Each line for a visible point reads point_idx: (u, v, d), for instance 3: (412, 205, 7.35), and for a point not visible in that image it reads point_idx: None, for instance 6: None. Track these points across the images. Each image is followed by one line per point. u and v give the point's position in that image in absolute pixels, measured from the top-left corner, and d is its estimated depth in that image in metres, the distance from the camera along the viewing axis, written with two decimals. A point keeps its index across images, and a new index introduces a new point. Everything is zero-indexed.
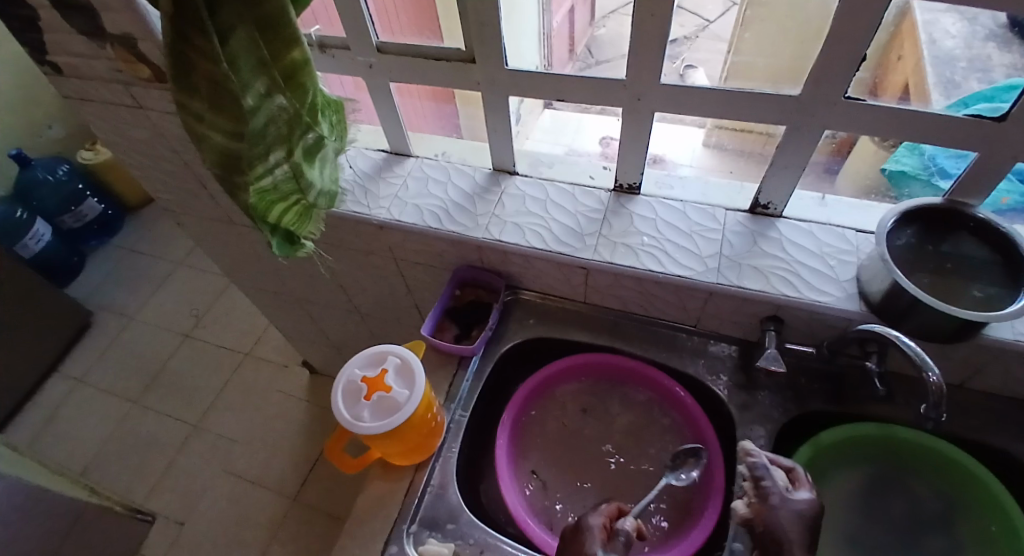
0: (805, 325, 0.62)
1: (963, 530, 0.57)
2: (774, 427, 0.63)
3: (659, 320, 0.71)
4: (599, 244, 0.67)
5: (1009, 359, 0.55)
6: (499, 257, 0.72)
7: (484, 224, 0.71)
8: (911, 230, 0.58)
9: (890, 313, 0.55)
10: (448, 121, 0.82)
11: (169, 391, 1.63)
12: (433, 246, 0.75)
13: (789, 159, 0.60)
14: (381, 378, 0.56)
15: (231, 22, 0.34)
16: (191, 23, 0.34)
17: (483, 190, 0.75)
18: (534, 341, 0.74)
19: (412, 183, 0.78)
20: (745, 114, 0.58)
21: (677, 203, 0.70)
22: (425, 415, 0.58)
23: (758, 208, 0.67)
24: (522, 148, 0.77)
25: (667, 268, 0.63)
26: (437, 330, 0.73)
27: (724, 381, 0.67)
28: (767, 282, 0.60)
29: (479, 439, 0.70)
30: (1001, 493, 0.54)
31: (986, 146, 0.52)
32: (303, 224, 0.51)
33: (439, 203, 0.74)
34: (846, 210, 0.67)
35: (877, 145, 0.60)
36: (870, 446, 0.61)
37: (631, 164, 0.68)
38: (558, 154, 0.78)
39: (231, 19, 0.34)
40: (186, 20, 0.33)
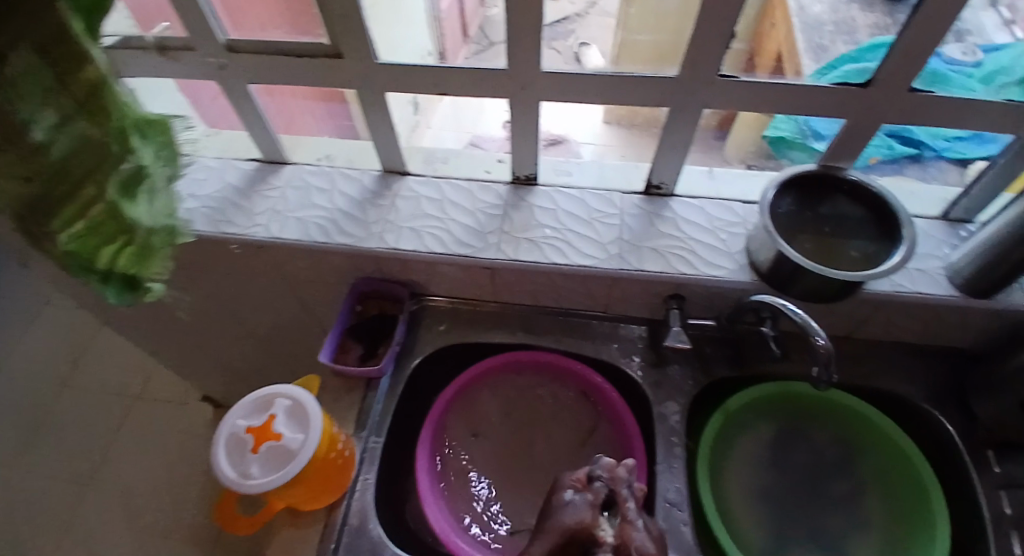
0: (704, 299, 0.63)
1: (862, 469, 0.62)
2: (687, 401, 0.64)
3: (570, 311, 0.70)
4: (502, 241, 0.64)
5: (883, 307, 0.59)
6: (397, 264, 0.67)
7: (378, 232, 0.65)
8: (791, 197, 0.60)
9: (779, 279, 0.57)
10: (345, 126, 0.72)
11: (47, 449, 1.41)
12: (323, 260, 0.68)
13: (675, 138, 0.60)
14: (268, 425, 0.51)
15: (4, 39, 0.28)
16: None
17: (372, 195, 0.69)
18: (447, 349, 0.71)
19: (292, 193, 0.71)
20: (631, 97, 0.57)
21: (575, 191, 0.69)
22: (328, 454, 0.53)
23: (653, 188, 0.68)
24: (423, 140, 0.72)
25: (571, 259, 0.62)
26: (340, 352, 0.67)
27: (637, 362, 0.67)
28: (667, 263, 0.61)
29: (397, 462, 0.66)
30: (890, 431, 0.60)
31: (849, 112, 0.55)
32: (145, 266, 0.44)
33: (325, 213, 0.68)
34: (732, 182, 0.69)
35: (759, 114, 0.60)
36: (775, 404, 0.64)
37: (526, 155, 0.66)
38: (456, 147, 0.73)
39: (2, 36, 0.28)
40: None
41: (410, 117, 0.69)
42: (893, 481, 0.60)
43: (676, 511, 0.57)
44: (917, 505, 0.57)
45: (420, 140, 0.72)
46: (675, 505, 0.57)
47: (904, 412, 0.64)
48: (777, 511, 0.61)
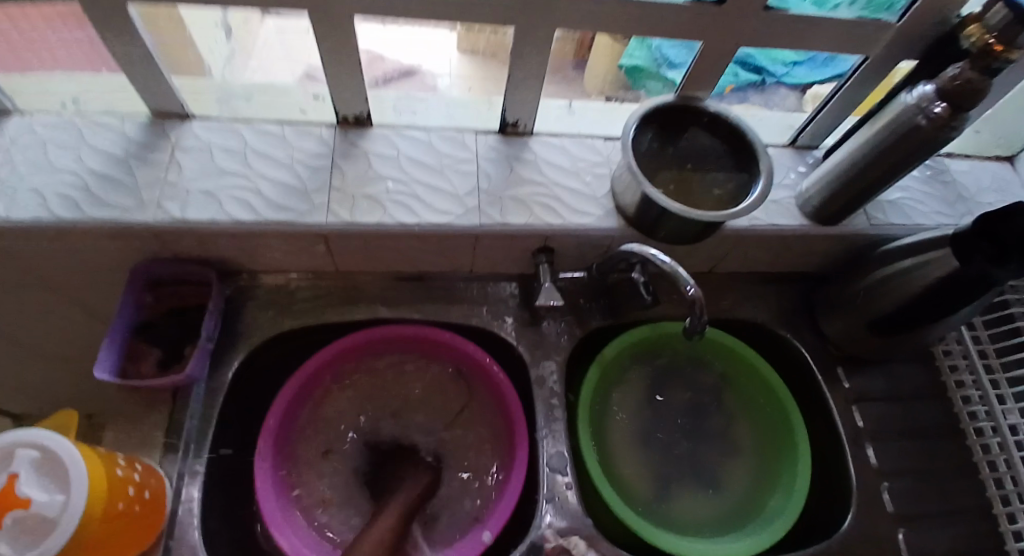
0: (575, 251, 0.58)
1: (730, 399, 0.64)
2: (564, 359, 0.60)
3: (431, 275, 0.61)
4: (333, 200, 0.51)
5: (744, 242, 0.58)
6: (195, 243, 0.51)
7: (154, 199, 0.48)
8: (650, 132, 0.55)
9: (646, 222, 0.53)
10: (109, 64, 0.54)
11: None
12: (90, 248, 0.50)
13: (528, 68, 0.51)
14: (9, 490, 0.35)
15: None
16: None
17: (142, 148, 0.51)
18: (284, 336, 0.58)
19: (20, 154, 0.50)
20: (467, 14, 0.45)
21: (420, 133, 0.57)
22: (113, 507, 0.39)
23: (509, 127, 0.58)
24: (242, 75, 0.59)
25: (421, 218, 0.52)
26: (130, 363, 0.51)
27: (510, 324, 0.61)
28: (531, 214, 0.54)
29: (234, 480, 0.54)
30: (751, 358, 0.61)
31: (708, 35, 0.49)
32: None
33: (74, 179, 0.49)
34: (592, 117, 0.62)
35: (613, 42, 0.56)
36: (650, 346, 0.63)
37: (349, 93, 0.52)
38: (282, 81, 0.59)
39: None
40: None
41: (223, 46, 0.56)
42: (758, 406, 0.62)
43: (559, 478, 0.53)
44: (779, 426, 0.60)
45: (240, 74, 0.59)
46: (558, 471, 0.54)
47: (762, 339, 0.67)
48: (658, 453, 0.60)
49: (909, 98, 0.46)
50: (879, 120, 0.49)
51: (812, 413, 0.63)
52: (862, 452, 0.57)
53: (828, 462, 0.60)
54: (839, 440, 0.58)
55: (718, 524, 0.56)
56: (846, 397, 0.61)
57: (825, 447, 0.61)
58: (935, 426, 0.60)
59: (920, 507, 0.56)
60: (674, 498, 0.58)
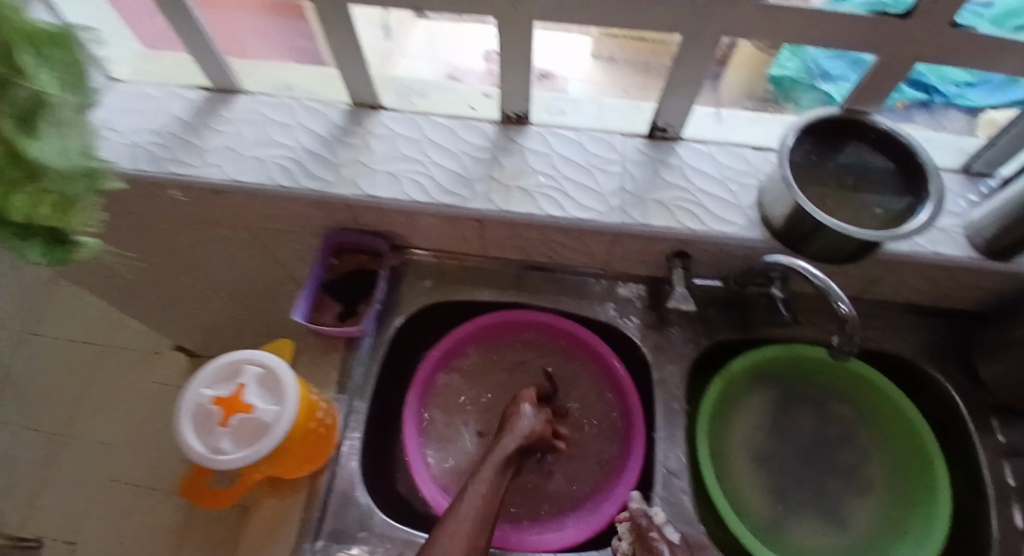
0: (712, 259, 0.59)
1: (862, 435, 0.61)
2: (687, 364, 0.61)
3: (564, 268, 0.65)
4: (491, 190, 0.57)
5: (898, 270, 0.56)
6: (374, 216, 0.59)
7: (350, 176, 0.57)
8: (808, 144, 0.54)
9: (794, 238, 0.53)
10: (311, 52, 0.64)
11: (9, 405, 1.32)
12: (291, 211, 0.60)
13: (686, 75, 0.53)
14: (238, 396, 0.45)
15: None
16: None
17: (342, 132, 0.61)
18: (431, 306, 0.65)
19: (249, 129, 0.61)
20: (639, 20, 0.48)
21: (571, 132, 0.61)
22: (306, 424, 0.49)
23: (658, 132, 0.61)
24: (396, 69, 0.64)
25: (569, 212, 0.56)
26: (315, 311, 0.61)
27: (635, 323, 0.64)
28: (673, 217, 0.56)
29: (383, 425, 0.63)
30: (888, 391, 0.59)
31: (888, 49, 0.48)
32: (66, 218, 0.38)
33: (289, 154, 0.59)
34: (743, 127, 0.62)
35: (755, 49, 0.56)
36: (774, 366, 0.62)
37: (516, 91, 0.57)
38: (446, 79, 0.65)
39: None
40: None
41: (382, 43, 0.60)
42: (897, 448, 0.59)
43: (675, 479, 0.55)
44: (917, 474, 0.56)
45: (396, 69, 0.64)
46: (675, 474, 0.56)
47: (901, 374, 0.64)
48: (778, 476, 0.59)
49: None
50: None
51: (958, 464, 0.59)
52: (1021, 516, 0.52)
53: (974, 520, 0.55)
54: (993, 496, 0.54)
55: None
56: (1004, 452, 0.56)
57: (973, 502, 0.56)
58: None
59: None
60: (793, 525, 0.57)
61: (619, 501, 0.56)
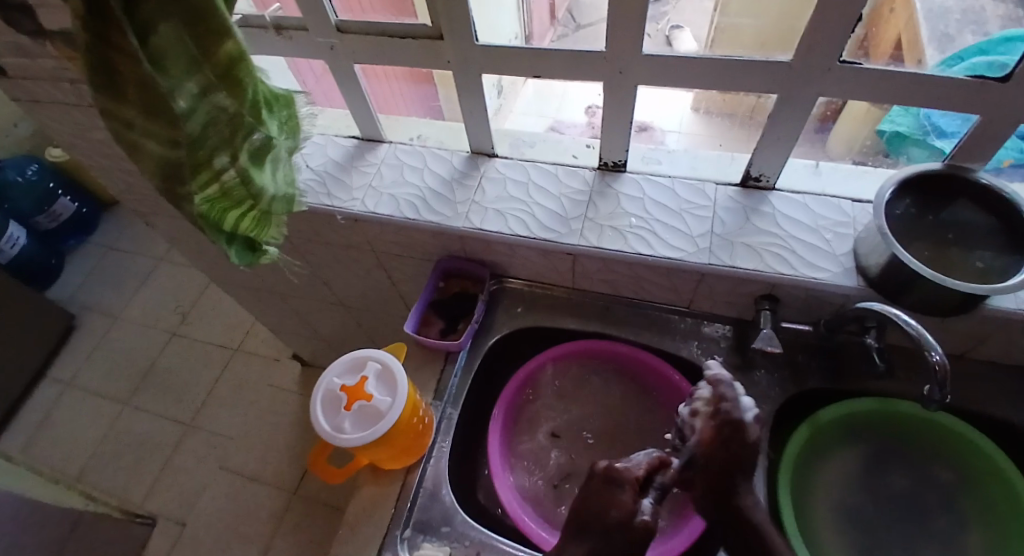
0: (801, 304, 0.60)
1: (964, 505, 0.57)
2: (771, 408, 0.61)
3: (649, 303, 0.69)
4: (585, 228, 0.63)
5: (1013, 329, 0.53)
6: (482, 246, 0.68)
7: (465, 212, 0.67)
8: (909, 199, 0.55)
9: (890, 289, 0.52)
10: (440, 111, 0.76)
11: (159, 391, 1.57)
12: (413, 238, 0.71)
13: (781, 129, 0.56)
14: (361, 386, 0.54)
15: (151, 15, 0.32)
16: (104, 15, 0.31)
17: (461, 175, 0.71)
18: (523, 330, 0.72)
19: (387, 171, 0.74)
20: (734, 83, 0.54)
21: (665, 181, 0.67)
22: (411, 419, 0.56)
23: (750, 180, 0.64)
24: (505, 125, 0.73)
25: (657, 251, 0.60)
26: (423, 326, 0.70)
27: (719, 363, 0.65)
28: (762, 261, 0.58)
29: (470, 434, 0.69)
30: (1000, 462, 0.54)
31: (994, 109, 0.48)
32: (262, 231, 0.49)
33: (416, 191, 0.70)
34: (841, 179, 0.64)
35: (869, 108, 0.55)
36: (869, 421, 0.60)
37: (616, 142, 0.64)
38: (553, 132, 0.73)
39: (149, 10, 0.32)
40: (98, 20, 0.31)
41: (496, 101, 0.69)
42: (1005, 525, 0.54)
43: None
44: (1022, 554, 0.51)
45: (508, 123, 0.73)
46: None
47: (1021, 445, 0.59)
48: (862, 534, 0.57)
49: None
50: None
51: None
52: None
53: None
54: None
55: None
56: None
57: None
58: None
59: None
60: None
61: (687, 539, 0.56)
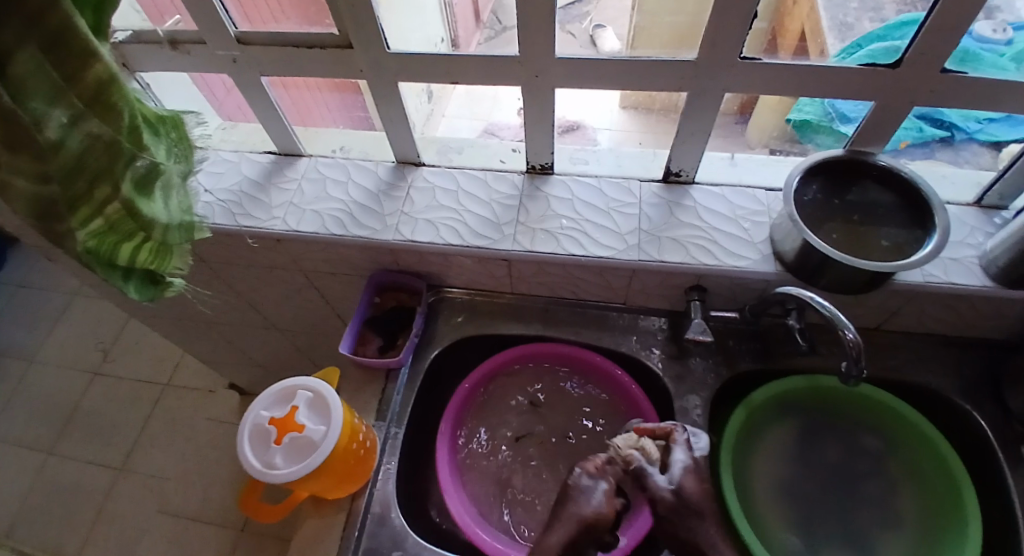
0: (727, 291, 0.62)
1: (891, 469, 0.61)
2: (709, 394, 0.63)
3: (588, 302, 0.69)
4: (518, 232, 0.63)
5: (914, 299, 0.58)
6: (414, 257, 0.67)
7: (394, 224, 0.65)
8: (816, 184, 0.58)
9: (804, 271, 0.55)
10: (363, 119, 0.73)
11: (81, 437, 1.44)
12: (343, 254, 0.68)
13: (694, 125, 0.58)
14: (292, 416, 0.51)
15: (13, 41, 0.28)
16: None
17: (388, 187, 0.69)
18: (464, 340, 0.71)
19: (308, 185, 0.70)
20: (647, 82, 0.55)
21: (592, 180, 0.67)
22: (349, 445, 0.53)
23: (672, 176, 0.66)
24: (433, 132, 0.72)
25: (589, 250, 0.61)
26: (359, 344, 0.67)
27: (657, 354, 0.66)
28: (688, 253, 0.59)
29: (418, 451, 0.67)
30: (922, 427, 0.58)
31: (880, 96, 0.52)
32: (164, 261, 0.46)
33: (341, 206, 0.67)
34: (755, 170, 0.67)
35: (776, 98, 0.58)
36: (801, 397, 0.63)
37: (540, 144, 0.64)
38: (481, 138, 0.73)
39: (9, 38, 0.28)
40: None
41: (425, 105, 0.68)
42: (930, 484, 0.58)
43: None
44: (948, 512, 0.56)
45: (436, 127, 0.72)
46: None
47: (929, 402, 0.64)
48: (803, 504, 0.60)
49: None
50: None
51: (984, 491, 0.59)
52: None
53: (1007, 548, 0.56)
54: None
55: None
56: None
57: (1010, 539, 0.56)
58: None
59: None
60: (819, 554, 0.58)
61: (636, 535, 0.57)
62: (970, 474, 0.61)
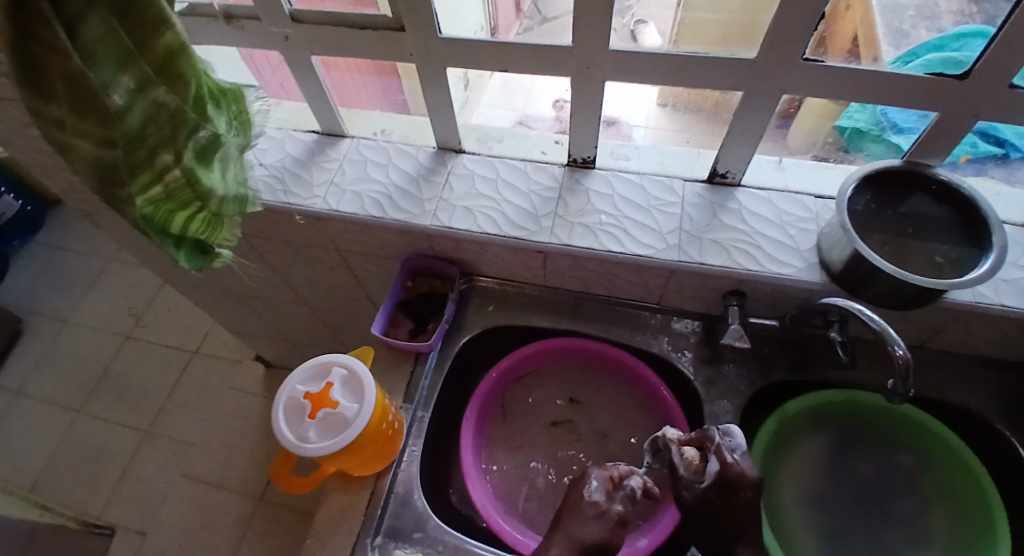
0: (767, 298, 0.61)
1: (927, 492, 0.59)
2: (740, 401, 0.62)
3: (621, 300, 0.69)
4: (556, 225, 0.63)
5: (965, 319, 0.56)
6: (450, 244, 0.67)
7: (432, 209, 0.65)
8: (869, 194, 0.56)
9: (851, 282, 0.54)
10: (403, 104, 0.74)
11: (113, 397, 1.49)
12: (380, 236, 0.69)
13: (745, 126, 0.57)
14: (326, 392, 0.52)
15: (80, 6, 0.29)
16: (32, 12, 0.28)
17: (428, 171, 0.69)
18: (493, 329, 0.71)
19: (350, 166, 0.71)
20: (700, 79, 0.54)
21: (634, 176, 0.66)
22: (380, 425, 0.54)
23: (717, 177, 0.64)
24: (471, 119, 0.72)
25: (627, 247, 0.60)
26: (391, 327, 0.68)
27: (688, 357, 0.66)
28: (729, 256, 0.58)
29: (442, 436, 0.68)
30: (962, 452, 0.56)
31: (947, 106, 0.50)
32: (214, 232, 0.47)
33: (381, 188, 0.68)
34: (803, 175, 0.65)
35: (827, 104, 0.56)
36: (835, 411, 0.62)
37: (583, 138, 0.64)
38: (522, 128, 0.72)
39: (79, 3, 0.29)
40: (28, 15, 0.28)
41: (461, 93, 0.67)
42: (966, 512, 0.56)
43: None
44: (981, 541, 0.54)
45: (470, 116, 0.71)
46: None
47: (970, 427, 0.62)
48: (830, 520, 0.59)
49: None
50: None
51: None
52: None
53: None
54: None
55: None
56: None
57: None
58: None
59: None
60: None
61: (658, 536, 0.56)
62: (1010, 503, 0.59)
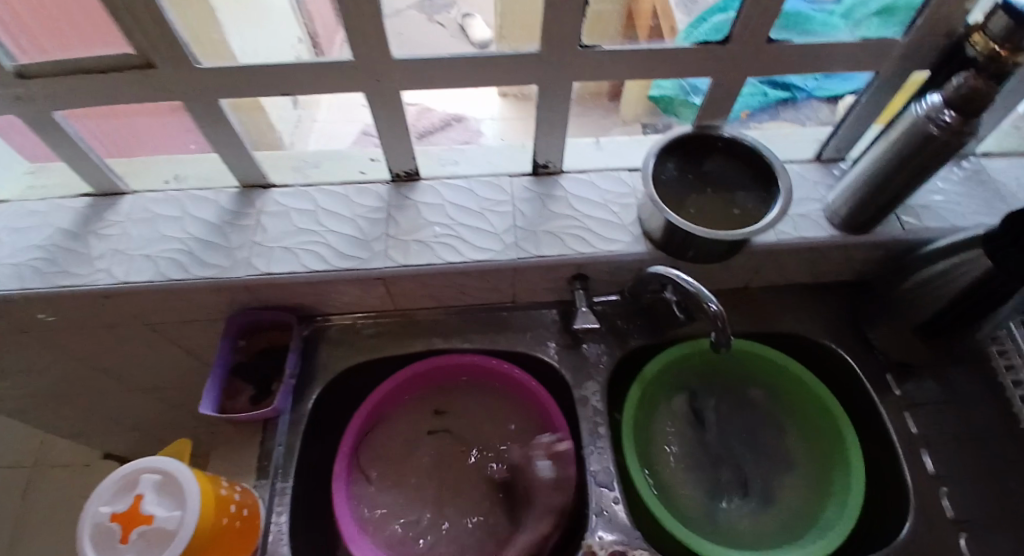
0: (608, 276, 0.63)
1: (782, 421, 0.65)
2: (606, 379, 0.64)
3: (477, 307, 0.67)
4: (388, 248, 0.59)
5: (774, 257, 0.62)
6: (278, 291, 0.60)
7: (244, 258, 0.58)
8: (672, 161, 0.59)
9: (673, 247, 0.57)
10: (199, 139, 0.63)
11: None
12: (192, 300, 0.59)
13: (550, 117, 0.57)
14: (136, 508, 0.44)
15: None
16: None
17: (233, 216, 0.61)
18: (351, 370, 0.65)
19: (135, 227, 0.60)
20: (497, 77, 0.52)
21: (461, 181, 0.64)
22: (218, 521, 0.47)
23: (540, 168, 0.65)
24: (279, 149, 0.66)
25: (465, 256, 0.58)
26: (226, 398, 0.60)
27: (553, 348, 0.66)
28: (564, 245, 0.59)
29: (314, 500, 0.61)
30: (809, 382, 0.63)
31: (716, 71, 0.54)
32: None
33: (179, 246, 0.59)
34: (617, 151, 0.67)
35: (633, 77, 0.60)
36: (688, 364, 0.66)
37: (399, 151, 0.60)
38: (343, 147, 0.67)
39: None
40: None
41: (291, 113, 0.64)
42: (815, 433, 0.63)
43: (608, 493, 0.56)
44: (831, 456, 0.60)
45: (307, 137, 0.67)
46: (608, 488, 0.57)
47: (801, 348, 0.70)
48: (705, 469, 0.63)
49: (919, 109, 0.47)
50: (895, 131, 0.50)
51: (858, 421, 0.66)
52: (918, 460, 0.59)
53: (883, 468, 0.62)
54: (894, 449, 0.60)
55: (774, 536, 0.57)
56: (899, 404, 0.63)
57: (883, 461, 0.62)
58: (994, 430, 0.61)
59: (991, 514, 0.56)
60: (724, 514, 0.60)
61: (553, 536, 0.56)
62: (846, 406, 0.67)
